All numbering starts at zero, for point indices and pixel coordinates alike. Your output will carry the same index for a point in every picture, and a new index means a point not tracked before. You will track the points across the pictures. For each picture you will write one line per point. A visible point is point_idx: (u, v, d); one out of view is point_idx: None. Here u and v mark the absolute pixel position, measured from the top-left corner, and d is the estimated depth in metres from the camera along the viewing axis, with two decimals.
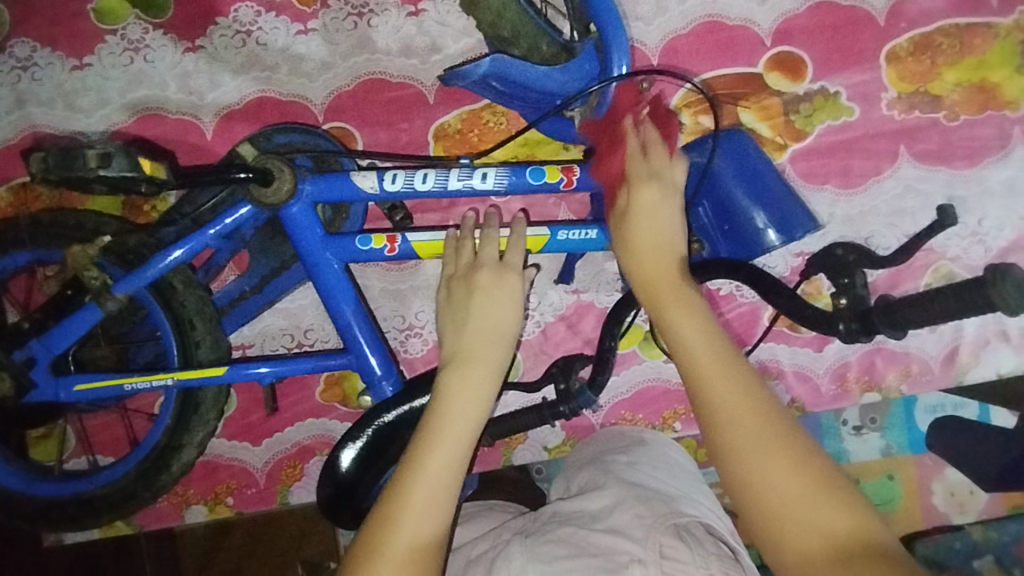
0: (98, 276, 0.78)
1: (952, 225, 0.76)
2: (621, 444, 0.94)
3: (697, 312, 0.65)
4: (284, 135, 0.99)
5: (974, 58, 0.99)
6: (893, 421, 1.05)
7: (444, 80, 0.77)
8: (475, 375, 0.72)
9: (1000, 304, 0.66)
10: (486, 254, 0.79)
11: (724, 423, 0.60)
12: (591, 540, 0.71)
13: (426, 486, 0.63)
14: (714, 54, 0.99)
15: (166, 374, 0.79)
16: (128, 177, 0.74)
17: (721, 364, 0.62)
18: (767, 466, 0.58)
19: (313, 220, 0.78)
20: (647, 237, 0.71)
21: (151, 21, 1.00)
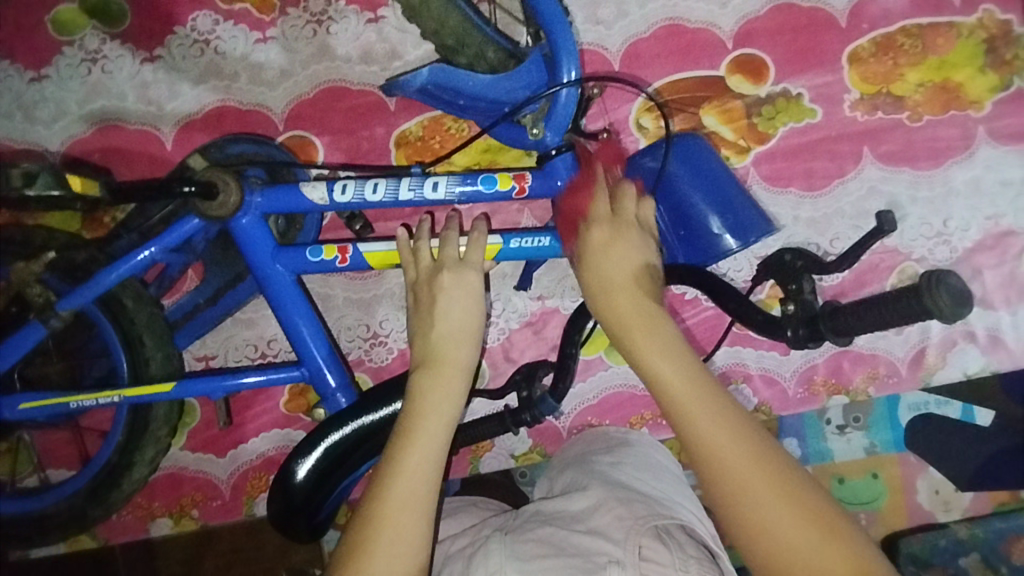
0: (42, 293, 0.77)
1: (892, 230, 0.77)
2: (605, 445, 0.92)
3: (673, 352, 0.63)
4: (237, 145, 0.97)
5: (936, 58, 0.99)
6: (877, 419, 1.04)
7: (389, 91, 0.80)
8: (445, 375, 0.71)
9: (936, 311, 0.65)
10: (445, 255, 0.78)
11: (723, 477, 0.57)
12: (571, 540, 0.70)
13: (402, 490, 0.64)
14: (676, 57, 0.99)
15: (113, 391, 0.78)
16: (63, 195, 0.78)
17: (711, 410, 0.60)
18: (763, 506, 0.56)
19: (263, 232, 0.78)
20: (620, 289, 0.70)
21: (109, 32, 0.99)
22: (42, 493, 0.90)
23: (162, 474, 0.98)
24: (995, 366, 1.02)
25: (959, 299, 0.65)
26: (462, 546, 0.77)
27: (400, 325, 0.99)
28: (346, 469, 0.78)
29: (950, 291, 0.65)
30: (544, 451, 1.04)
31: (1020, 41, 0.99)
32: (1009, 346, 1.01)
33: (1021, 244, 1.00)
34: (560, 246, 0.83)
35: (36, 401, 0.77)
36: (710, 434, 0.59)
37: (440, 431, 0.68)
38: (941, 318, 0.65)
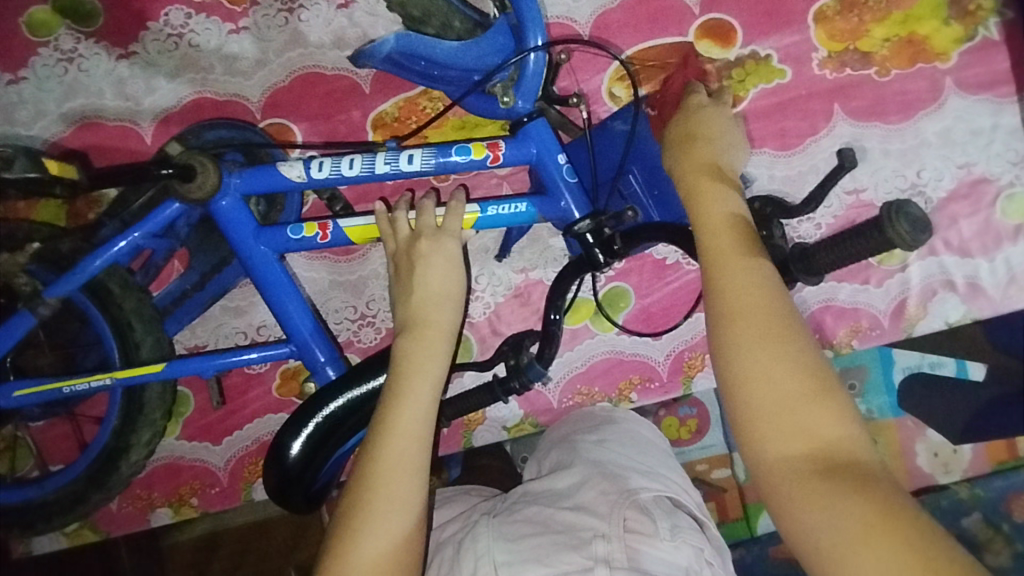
0: (28, 282, 0.79)
1: (852, 167, 0.77)
2: (590, 424, 0.93)
3: (761, 322, 0.59)
4: (213, 131, 1.00)
5: (901, 13, 1.00)
6: (871, 386, 1.07)
7: (355, 59, 0.83)
8: (430, 338, 0.73)
9: (898, 240, 0.69)
10: (422, 224, 0.78)
11: (760, 390, 0.57)
12: (556, 517, 0.71)
13: (396, 447, 0.65)
14: (644, 26, 1.00)
15: (105, 374, 0.80)
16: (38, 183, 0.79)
17: (764, 329, 0.58)
18: (835, 519, 0.52)
19: (243, 213, 0.79)
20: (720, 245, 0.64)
21: (83, 31, 1.00)
22: (43, 480, 0.91)
23: (160, 463, 0.99)
24: (975, 313, 1.03)
25: (919, 226, 0.69)
26: (453, 531, 0.78)
27: (387, 304, 1.00)
28: (336, 442, 0.79)
29: (910, 219, 0.70)
30: (536, 423, 1.05)
31: None
32: (988, 293, 1.02)
33: (994, 191, 1.02)
34: (536, 212, 0.83)
35: (31, 387, 0.78)
36: (765, 353, 0.58)
37: (427, 389, 0.69)
38: (903, 246, 0.69)
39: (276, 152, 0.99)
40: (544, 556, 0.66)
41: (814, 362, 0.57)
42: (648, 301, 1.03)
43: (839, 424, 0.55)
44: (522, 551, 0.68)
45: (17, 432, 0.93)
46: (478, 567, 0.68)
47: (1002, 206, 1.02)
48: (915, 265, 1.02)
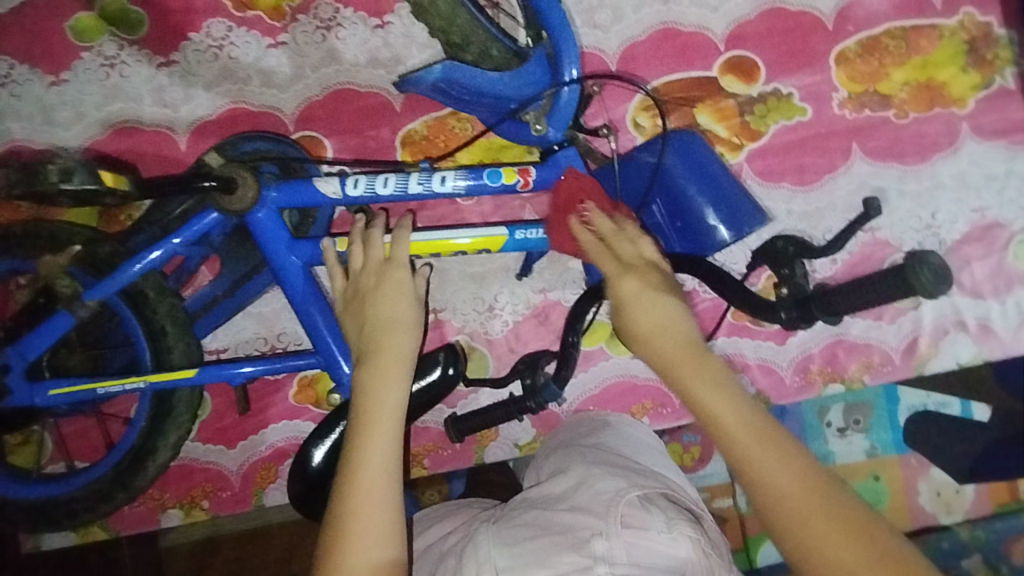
0: (69, 284, 0.79)
1: (877, 214, 0.82)
2: (586, 428, 0.93)
3: (739, 396, 0.60)
4: (249, 142, 1.00)
5: (919, 58, 1.03)
6: (877, 422, 1.07)
7: (399, 87, 0.83)
8: (386, 365, 0.71)
9: (919, 287, 0.70)
10: (372, 256, 0.79)
11: (772, 490, 0.56)
12: (554, 518, 0.72)
13: (365, 477, 0.62)
14: (669, 60, 1.04)
15: (138, 376, 0.80)
16: (90, 190, 0.74)
17: (730, 399, 0.60)
18: (844, 562, 0.53)
19: (279, 226, 0.80)
20: (658, 319, 0.67)
21: (126, 39, 1.03)
22: (67, 477, 0.91)
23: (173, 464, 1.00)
24: (987, 354, 1.04)
25: (940, 276, 0.70)
26: (453, 541, 0.78)
27: None
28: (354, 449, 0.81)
29: (933, 269, 0.70)
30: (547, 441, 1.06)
31: (999, 41, 1.04)
32: (999, 335, 1.04)
33: (1007, 236, 1.03)
34: None
35: (68, 387, 0.78)
36: (755, 446, 0.57)
37: (388, 413, 0.67)
38: (924, 293, 0.70)
39: (310, 166, 1.01)
40: (544, 559, 0.67)
41: (804, 451, 0.58)
42: None
43: (849, 508, 0.55)
44: (524, 554, 0.69)
45: (43, 430, 0.94)
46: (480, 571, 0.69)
47: (1014, 251, 1.03)
48: (928, 304, 1.04)
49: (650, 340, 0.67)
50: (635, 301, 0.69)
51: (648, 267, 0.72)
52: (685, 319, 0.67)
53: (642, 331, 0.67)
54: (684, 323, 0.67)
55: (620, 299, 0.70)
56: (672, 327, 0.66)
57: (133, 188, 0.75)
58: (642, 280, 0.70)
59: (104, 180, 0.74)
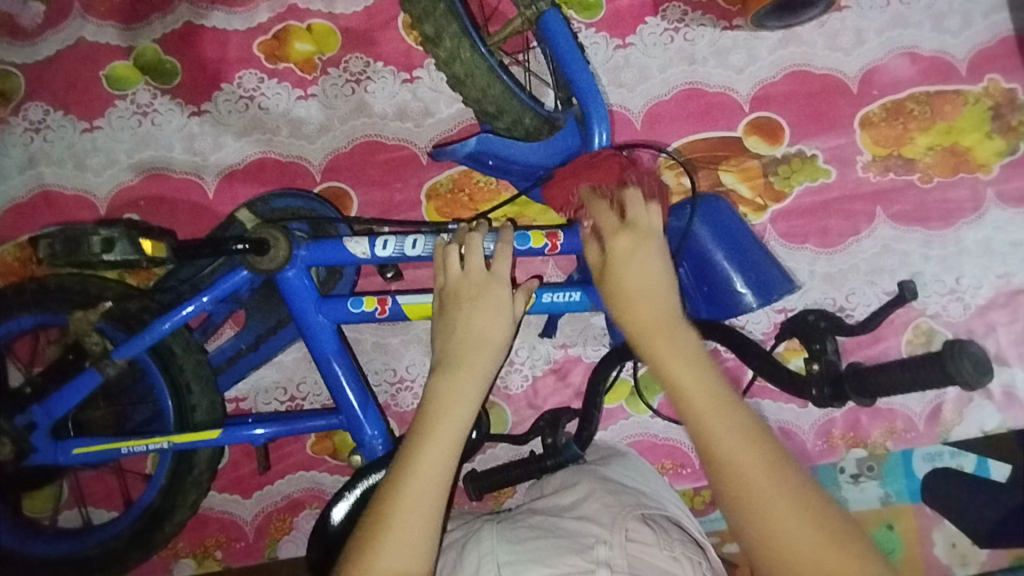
0: (99, 341, 0.77)
1: (911, 299, 0.85)
2: (601, 455, 0.96)
3: (704, 373, 0.65)
4: (281, 200, 1.02)
5: (944, 124, 1.04)
6: (891, 471, 1.04)
7: (433, 155, 0.82)
8: (461, 381, 0.72)
9: (958, 377, 0.68)
10: (474, 267, 0.78)
11: (730, 470, 0.61)
12: (560, 524, 0.76)
13: (418, 487, 0.65)
14: (695, 119, 1.05)
15: (161, 437, 0.79)
16: (131, 260, 0.76)
17: (696, 371, 0.65)
18: (797, 540, 0.58)
19: (308, 285, 0.80)
20: (639, 280, 0.72)
21: (160, 87, 1.05)
22: (84, 534, 0.91)
23: None
24: (1011, 423, 1.03)
25: (981, 367, 0.68)
26: (456, 538, 0.80)
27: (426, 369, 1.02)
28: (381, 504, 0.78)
29: (972, 359, 0.69)
30: None
31: None
32: None
33: None
34: (590, 301, 0.84)
35: (90, 447, 0.77)
36: (727, 433, 0.62)
37: (453, 433, 0.69)
38: (963, 383, 0.68)
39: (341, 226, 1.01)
40: (548, 558, 0.69)
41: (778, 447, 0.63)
42: None
43: (813, 498, 0.60)
44: (524, 552, 0.71)
45: (63, 484, 0.94)
46: (480, 565, 0.70)
47: None
48: None
49: (626, 294, 0.73)
50: (620, 263, 0.74)
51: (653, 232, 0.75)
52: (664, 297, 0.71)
53: (619, 287, 0.73)
54: (654, 273, 0.72)
55: (610, 258, 0.75)
56: (654, 291, 0.71)
57: (171, 253, 0.77)
58: (636, 237, 0.74)
59: (143, 252, 0.75)
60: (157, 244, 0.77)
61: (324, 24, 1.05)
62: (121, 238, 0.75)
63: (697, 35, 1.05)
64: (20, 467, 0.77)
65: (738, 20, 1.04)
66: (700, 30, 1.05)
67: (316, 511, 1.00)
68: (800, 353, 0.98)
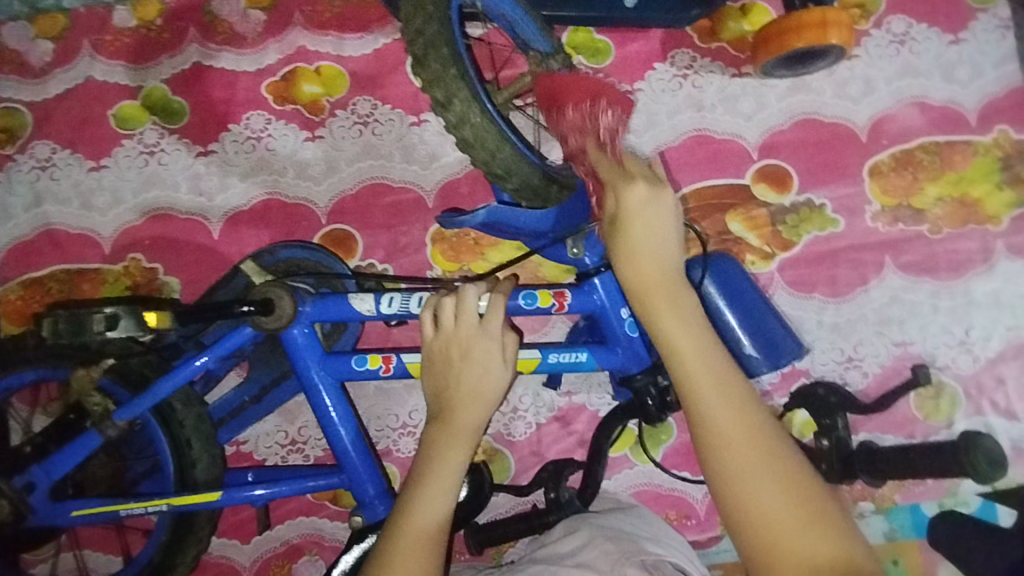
0: (100, 402, 0.77)
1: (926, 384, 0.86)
2: (607, 507, 0.95)
3: (703, 337, 0.66)
4: (287, 250, 1.00)
5: (954, 174, 1.03)
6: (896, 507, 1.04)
7: (441, 223, 0.81)
8: (453, 434, 0.74)
9: (971, 470, 0.68)
10: (464, 319, 0.77)
11: (695, 381, 0.64)
12: (560, 573, 0.75)
13: (414, 526, 0.68)
14: (703, 166, 1.05)
15: (160, 499, 0.78)
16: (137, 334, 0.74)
17: (690, 330, 0.66)
18: (755, 480, 0.60)
19: (312, 341, 0.79)
20: (649, 245, 0.70)
21: (168, 127, 1.05)
22: None
23: None
24: (1020, 478, 1.01)
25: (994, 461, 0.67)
26: None
27: None
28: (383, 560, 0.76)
29: (985, 453, 0.68)
30: None
31: None
32: None
33: None
34: (596, 362, 0.84)
35: (88, 509, 0.76)
36: (712, 390, 0.63)
37: (448, 479, 0.72)
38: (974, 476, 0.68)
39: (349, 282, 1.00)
40: None
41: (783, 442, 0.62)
42: (689, 436, 1.01)
43: (784, 457, 0.61)
44: None
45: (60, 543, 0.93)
46: None
47: None
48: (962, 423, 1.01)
49: (635, 249, 0.70)
50: (637, 220, 0.70)
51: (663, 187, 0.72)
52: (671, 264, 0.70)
53: (627, 246, 0.70)
54: (668, 262, 0.70)
55: (622, 209, 0.71)
56: (665, 265, 0.70)
57: (173, 321, 0.74)
58: (651, 190, 0.71)
59: (149, 327, 0.73)
60: (162, 313, 0.74)
61: (332, 66, 1.05)
62: (124, 316, 0.73)
63: (705, 82, 1.05)
64: (19, 527, 0.77)
65: (747, 68, 1.04)
66: (708, 77, 1.05)
67: (315, 557, 0.98)
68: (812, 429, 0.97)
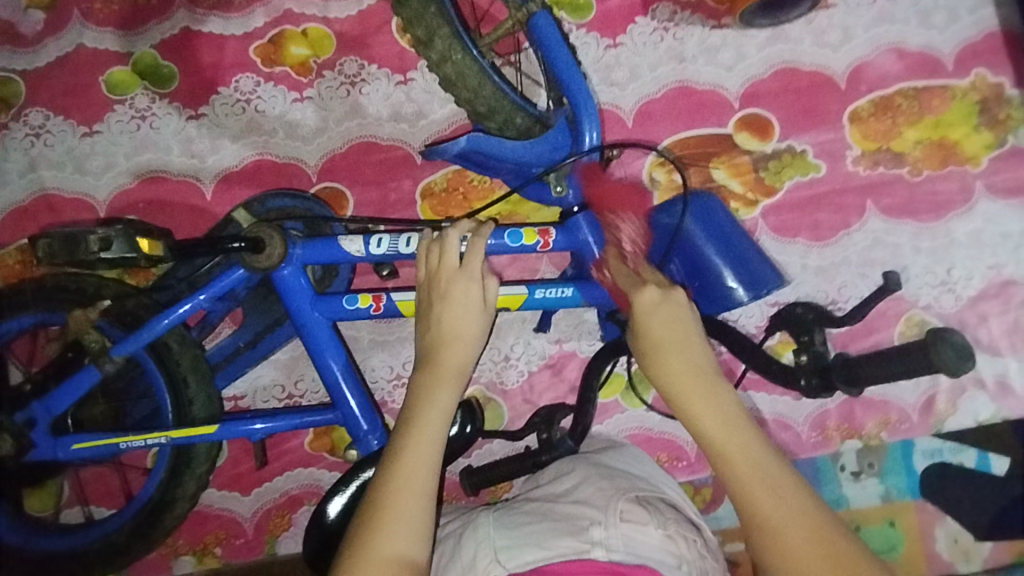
0: (98, 339, 0.79)
1: (896, 288, 0.87)
2: (597, 446, 0.96)
3: (729, 417, 0.69)
4: (277, 199, 1.05)
5: (932, 117, 1.05)
6: (892, 467, 1.04)
7: (426, 157, 0.81)
8: (439, 375, 0.76)
9: (940, 364, 0.71)
10: (447, 262, 0.79)
11: (721, 456, 0.68)
12: (556, 509, 0.79)
13: (407, 466, 0.69)
14: (686, 116, 1.06)
15: (160, 432, 0.80)
16: (128, 258, 0.76)
17: (718, 413, 0.70)
18: (796, 548, 0.62)
19: (303, 282, 0.81)
20: (670, 329, 0.75)
21: (158, 92, 1.07)
22: (85, 529, 0.92)
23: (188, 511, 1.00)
24: (1005, 413, 1.03)
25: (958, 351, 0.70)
26: (454, 526, 0.84)
27: None
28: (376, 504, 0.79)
29: (952, 346, 0.71)
30: None
31: (1012, 102, 1.06)
32: (1018, 393, 1.03)
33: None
34: (582, 297, 0.86)
35: (88, 442, 0.79)
36: (737, 458, 0.67)
37: (438, 422, 0.73)
38: (947, 373, 0.70)
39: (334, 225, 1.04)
40: (543, 541, 0.73)
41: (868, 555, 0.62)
42: None
43: (823, 522, 0.63)
44: (520, 536, 0.75)
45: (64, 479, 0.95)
46: (478, 550, 0.74)
47: None
48: None
49: (661, 345, 0.75)
50: (652, 313, 0.76)
51: (673, 286, 0.78)
52: (699, 346, 0.75)
53: (652, 337, 0.75)
54: (698, 361, 0.74)
55: (637, 310, 0.77)
56: (686, 342, 0.74)
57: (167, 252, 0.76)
58: (663, 291, 0.77)
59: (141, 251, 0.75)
60: (155, 242, 0.76)
61: (319, 28, 1.07)
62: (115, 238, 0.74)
63: (686, 33, 1.06)
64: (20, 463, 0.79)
65: (727, 19, 1.06)
66: (689, 29, 1.06)
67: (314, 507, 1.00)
68: (791, 346, 1.00)
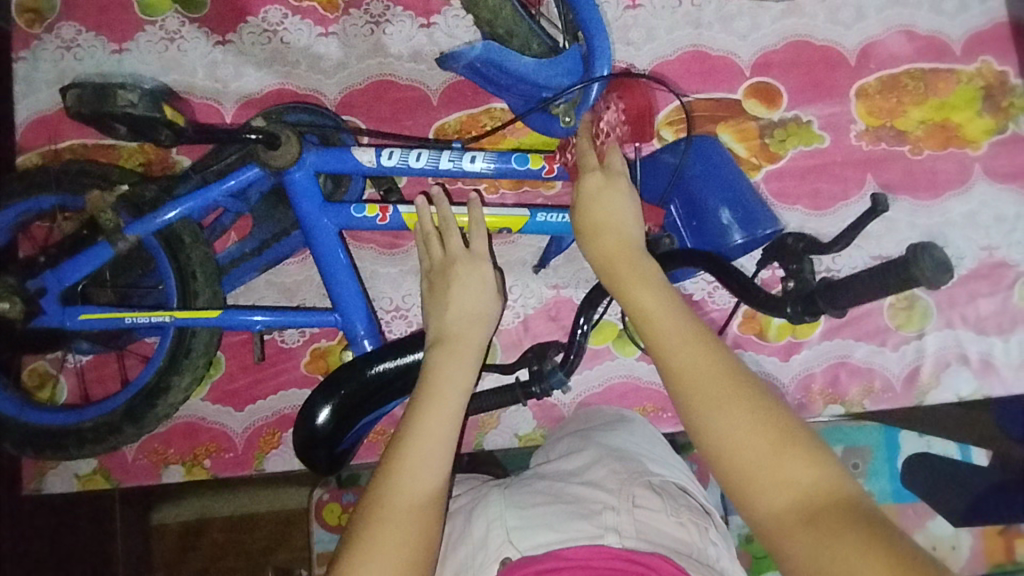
0: (113, 219, 0.85)
1: (883, 210, 0.79)
2: (602, 420, 0.95)
3: (665, 298, 0.71)
4: (293, 113, 1.04)
5: (937, 99, 1.08)
6: (877, 469, 1.05)
7: (442, 62, 0.90)
8: (457, 355, 0.78)
9: (920, 276, 0.73)
10: (458, 250, 0.85)
11: (653, 332, 0.68)
12: (567, 490, 0.77)
13: (423, 441, 0.70)
14: (698, 79, 1.09)
15: (165, 313, 0.86)
16: (152, 122, 0.85)
17: (656, 295, 0.71)
18: (718, 412, 0.63)
19: (313, 188, 0.85)
20: (604, 215, 0.79)
21: (188, 16, 1.10)
22: (81, 408, 0.96)
23: (181, 421, 1.03)
24: (987, 390, 1.05)
25: (941, 265, 0.73)
26: (464, 502, 0.82)
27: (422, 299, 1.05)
28: (363, 411, 0.84)
29: (933, 258, 0.73)
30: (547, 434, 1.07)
31: (1015, 91, 1.08)
32: (1000, 372, 1.05)
33: (1014, 275, 1.06)
34: None
35: (95, 313, 0.85)
36: (671, 334, 0.67)
37: (455, 400, 0.74)
38: (924, 283, 0.73)
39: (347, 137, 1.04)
40: (555, 523, 0.71)
41: (782, 407, 0.63)
42: None
43: (750, 385, 0.64)
44: (532, 517, 0.73)
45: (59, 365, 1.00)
46: (490, 531, 0.72)
47: (1020, 291, 1.06)
48: (932, 335, 1.06)
49: (594, 228, 0.79)
50: (591, 199, 0.80)
51: (619, 172, 0.81)
52: (630, 231, 0.78)
53: (588, 221, 0.80)
54: (629, 236, 0.78)
55: (580, 196, 0.81)
56: (620, 230, 0.78)
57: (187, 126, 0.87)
58: (606, 177, 0.81)
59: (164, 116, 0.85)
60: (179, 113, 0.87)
61: None
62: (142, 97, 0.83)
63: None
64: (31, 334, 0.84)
65: None
66: None
67: None
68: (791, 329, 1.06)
